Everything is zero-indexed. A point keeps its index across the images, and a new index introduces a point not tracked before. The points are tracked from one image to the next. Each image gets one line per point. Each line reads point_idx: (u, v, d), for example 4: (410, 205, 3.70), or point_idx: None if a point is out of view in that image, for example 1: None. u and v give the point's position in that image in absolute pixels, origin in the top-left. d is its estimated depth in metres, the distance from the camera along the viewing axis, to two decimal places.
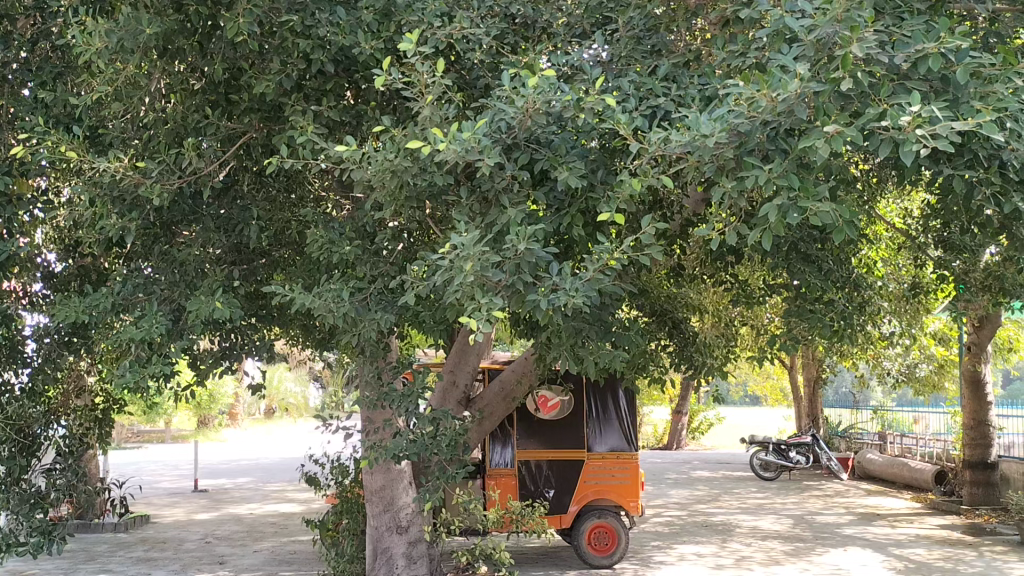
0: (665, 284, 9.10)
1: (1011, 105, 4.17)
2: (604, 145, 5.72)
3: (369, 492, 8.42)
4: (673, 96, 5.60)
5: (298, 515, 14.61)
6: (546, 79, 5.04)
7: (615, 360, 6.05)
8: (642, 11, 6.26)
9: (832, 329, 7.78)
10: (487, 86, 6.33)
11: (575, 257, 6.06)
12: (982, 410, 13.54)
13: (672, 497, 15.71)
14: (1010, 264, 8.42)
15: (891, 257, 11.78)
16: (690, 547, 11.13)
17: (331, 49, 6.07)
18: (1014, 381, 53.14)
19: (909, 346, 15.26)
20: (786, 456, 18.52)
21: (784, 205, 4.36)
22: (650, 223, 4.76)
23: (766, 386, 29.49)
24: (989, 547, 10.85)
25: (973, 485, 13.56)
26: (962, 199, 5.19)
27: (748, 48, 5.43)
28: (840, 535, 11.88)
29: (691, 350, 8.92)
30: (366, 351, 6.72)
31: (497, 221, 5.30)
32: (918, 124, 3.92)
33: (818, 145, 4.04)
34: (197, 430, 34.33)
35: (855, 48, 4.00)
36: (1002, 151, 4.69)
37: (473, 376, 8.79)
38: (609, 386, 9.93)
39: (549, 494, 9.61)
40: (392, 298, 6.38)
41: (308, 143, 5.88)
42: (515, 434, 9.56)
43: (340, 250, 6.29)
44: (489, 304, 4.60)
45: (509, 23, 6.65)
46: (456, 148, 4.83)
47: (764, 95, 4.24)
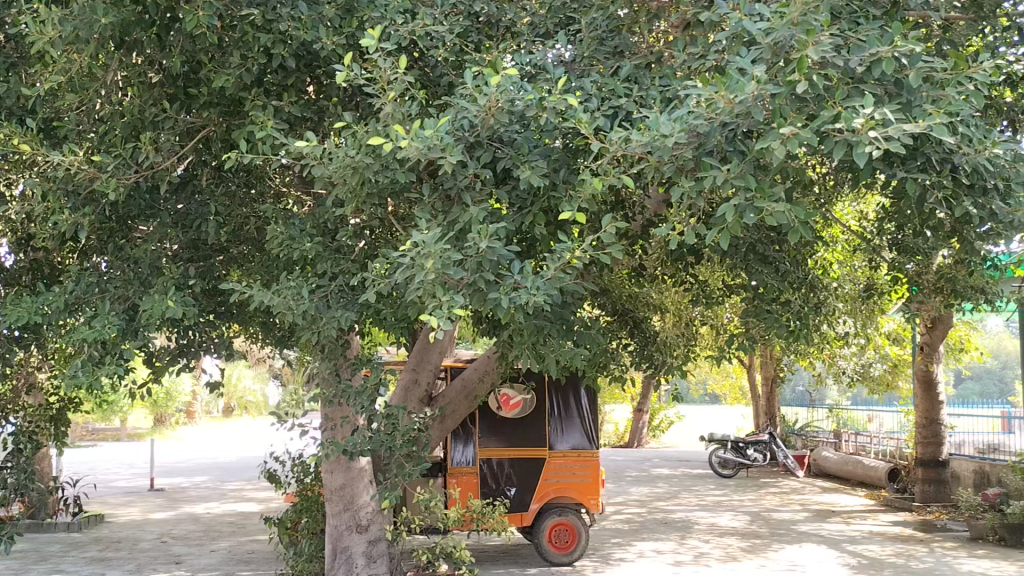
0: (626, 284, 9.16)
1: (961, 110, 4.28)
2: (567, 145, 5.72)
3: (329, 491, 8.37)
4: (634, 96, 5.64)
5: (255, 515, 14.41)
6: (508, 77, 5.04)
7: (576, 359, 6.06)
8: (605, 11, 6.27)
9: (788, 329, 7.92)
10: (451, 84, 6.30)
11: (536, 257, 6.09)
12: (934, 409, 13.80)
13: (633, 495, 15.80)
14: (960, 266, 8.62)
15: (847, 258, 11.94)
16: (649, 544, 11.22)
17: (293, 44, 6.03)
18: (965, 381, 54.30)
19: (863, 346, 15.53)
20: (744, 454, 18.67)
21: (741, 205, 4.41)
22: (611, 222, 4.82)
23: (725, 385, 29.82)
24: (940, 543, 11.10)
25: (925, 482, 13.85)
26: (915, 202, 5.31)
27: (708, 51, 5.52)
28: (795, 532, 12.06)
29: (651, 350, 8.89)
30: (326, 348, 6.69)
31: (459, 218, 5.29)
32: (871, 125, 4.01)
33: (773, 147, 4.11)
34: (153, 428, 33.69)
35: (810, 51, 4.08)
36: (953, 155, 4.82)
37: (435, 375, 8.76)
38: (570, 384, 9.98)
39: (510, 492, 9.62)
40: (353, 295, 6.35)
41: (268, 139, 5.83)
42: (476, 433, 9.56)
43: (300, 247, 6.24)
44: (450, 302, 4.61)
45: (473, 21, 6.59)
46: (418, 145, 4.84)
47: (722, 97, 4.31)
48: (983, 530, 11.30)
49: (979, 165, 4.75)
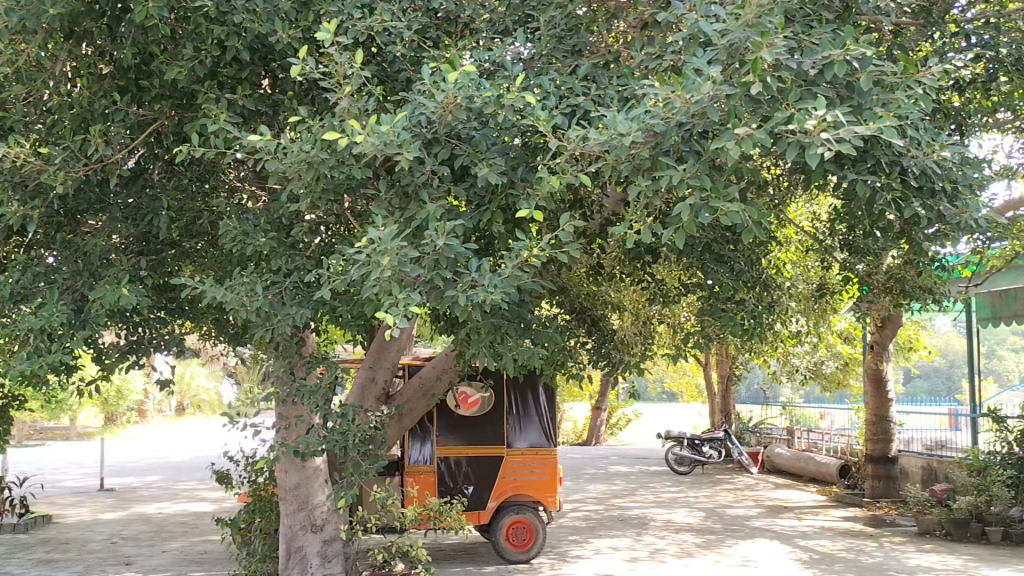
0: (583, 283, 9.19)
1: (909, 113, 4.37)
2: (525, 143, 5.70)
3: (283, 490, 8.28)
4: (592, 95, 5.64)
5: (208, 515, 14.18)
6: (467, 74, 5.03)
7: (534, 358, 6.05)
8: (564, 10, 6.27)
9: (743, 328, 8.04)
10: (409, 80, 6.24)
11: (494, 255, 6.06)
12: (883, 406, 14.07)
13: (591, 492, 15.88)
14: (909, 267, 8.78)
15: (801, 259, 12.10)
16: (606, 541, 11.27)
17: (247, 36, 5.97)
18: (915, 380, 55.46)
19: (816, 344, 15.81)
20: (699, 451, 18.89)
21: (696, 205, 4.45)
22: (568, 221, 4.84)
23: (682, 383, 30.11)
24: (889, 538, 11.33)
25: (874, 478, 14.13)
26: (865, 203, 5.40)
27: (665, 51, 5.60)
28: (749, 528, 12.23)
29: (609, 347, 8.90)
30: (280, 345, 6.63)
31: (416, 215, 5.25)
32: (823, 128, 4.07)
33: (728, 147, 4.15)
34: (104, 426, 32.96)
35: (764, 53, 4.14)
36: (902, 157, 4.93)
37: (392, 373, 8.68)
38: (529, 382, 9.95)
39: (468, 491, 9.59)
40: (308, 292, 6.27)
41: (221, 133, 5.74)
42: (434, 431, 9.52)
43: (254, 243, 6.15)
44: (406, 299, 4.58)
45: (432, 17, 6.51)
46: (374, 140, 4.81)
47: (679, 97, 4.37)
48: (930, 525, 11.56)
49: (927, 168, 4.90)
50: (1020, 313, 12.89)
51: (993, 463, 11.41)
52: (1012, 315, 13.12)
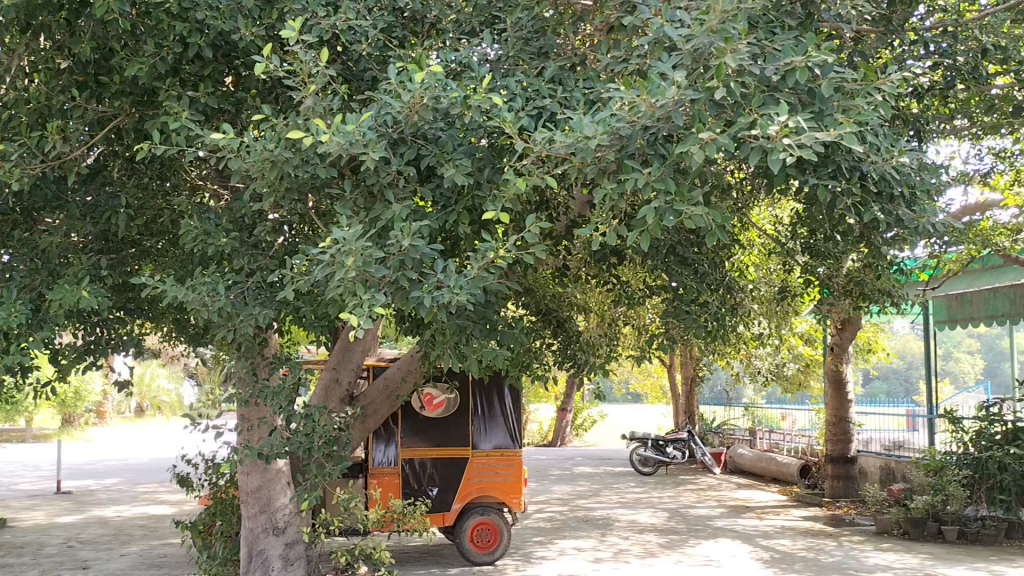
0: (549, 284, 9.16)
1: (869, 119, 4.44)
2: (491, 144, 5.69)
3: (244, 493, 8.18)
4: (558, 98, 5.64)
5: (168, 518, 13.96)
6: (433, 74, 5.00)
7: (500, 359, 6.03)
8: (530, 12, 6.27)
9: (706, 330, 8.12)
10: (374, 79, 6.22)
11: (460, 256, 6.03)
12: (843, 408, 14.29)
13: (555, 493, 15.90)
14: (869, 270, 8.93)
15: (763, 262, 12.07)
16: (570, 542, 11.31)
17: (210, 33, 5.94)
18: (874, 381, 56.37)
19: (778, 346, 16.02)
20: (663, 451, 19.04)
21: (661, 208, 4.48)
22: (534, 222, 4.85)
23: (646, 384, 30.29)
24: (848, 537, 11.51)
25: (834, 478, 14.33)
26: (826, 208, 5.48)
27: (630, 55, 5.63)
28: (712, 528, 12.35)
29: (575, 348, 8.95)
30: (242, 346, 6.57)
31: (382, 216, 5.22)
32: (785, 133, 4.12)
33: (692, 151, 4.19)
34: (61, 428, 32.29)
35: (728, 58, 4.19)
36: (862, 163, 5.03)
37: (356, 374, 8.62)
38: (494, 383, 9.94)
39: (432, 492, 9.56)
40: (271, 292, 6.20)
41: (182, 130, 5.65)
42: (398, 433, 9.47)
43: (216, 243, 6.08)
44: (371, 300, 4.56)
45: (398, 16, 6.47)
46: (339, 139, 4.78)
47: (644, 101, 4.39)
48: (888, 524, 11.76)
49: (887, 173, 5.03)
50: (975, 316, 13.19)
51: (948, 463, 11.62)
52: (968, 318, 13.41)
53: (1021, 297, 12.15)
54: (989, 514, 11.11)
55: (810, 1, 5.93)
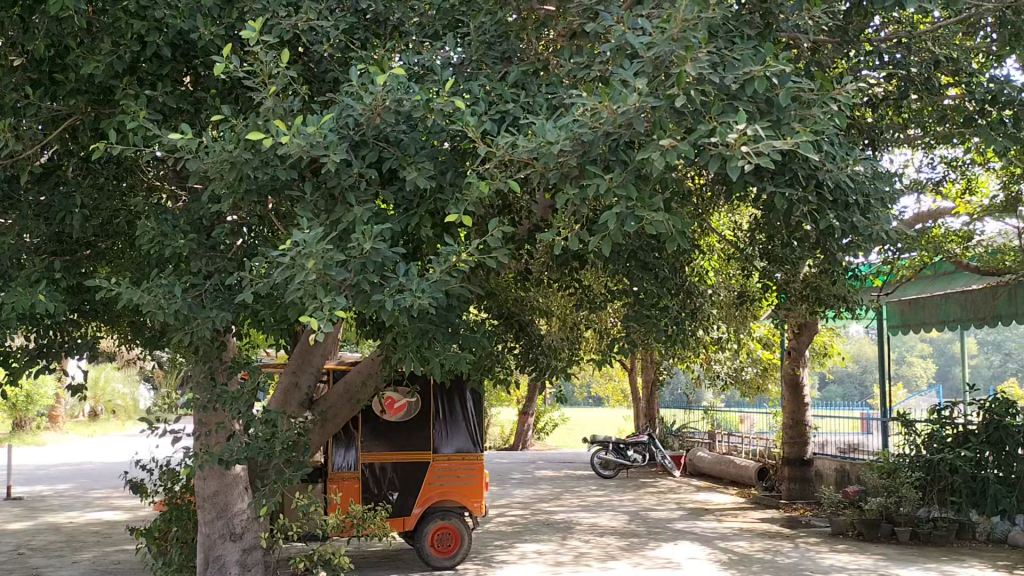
0: (511, 288, 8.95)
1: (824, 129, 4.56)
2: (454, 148, 5.67)
3: (201, 498, 8.07)
4: (521, 102, 5.65)
5: (122, 524, 13.70)
6: (395, 77, 5.07)
7: (462, 363, 6.02)
8: (493, 16, 6.25)
9: (668, 334, 8.19)
10: (336, 81, 6.20)
11: (421, 259, 5.99)
12: (799, 411, 14.53)
13: (516, 497, 15.91)
14: (825, 276, 9.09)
15: (723, 267, 12.23)
16: (531, 545, 11.32)
17: (169, 32, 5.90)
18: (830, 384, 57.31)
19: (737, 350, 16.22)
20: (624, 454, 19.17)
21: (622, 213, 4.51)
22: (498, 226, 4.90)
23: (608, 388, 30.47)
24: (804, 539, 11.68)
25: (790, 480, 14.53)
26: (783, 215, 5.57)
27: (592, 62, 5.67)
28: (671, 530, 12.46)
29: (537, 352, 9.01)
30: (200, 349, 6.52)
31: (343, 218, 5.18)
32: (743, 141, 4.20)
33: (653, 158, 4.25)
34: (11, 433, 31.51)
35: (688, 66, 4.27)
36: (818, 171, 5.12)
37: (316, 378, 8.54)
38: (456, 387, 9.88)
39: (392, 497, 9.52)
40: (229, 295, 6.12)
41: (139, 129, 5.57)
42: (359, 437, 9.41)
43: (173, 244, 5.99)
44: (332, 303, 4.53)
45: (360, 18, 6.44)
46: (300, 141, 4.77)
47: (606, 107, 4.46)
48: (843, 526, 11.97)
49: (842, 181, 5.13)
50: (928, 321, 13.49)
51: (902, 465, 11.87)
52: (920, 322, 13.70)
53: (973, 302, 12.43)
54: (941, 515, 11.44)
55: (768, 11, 6.03)
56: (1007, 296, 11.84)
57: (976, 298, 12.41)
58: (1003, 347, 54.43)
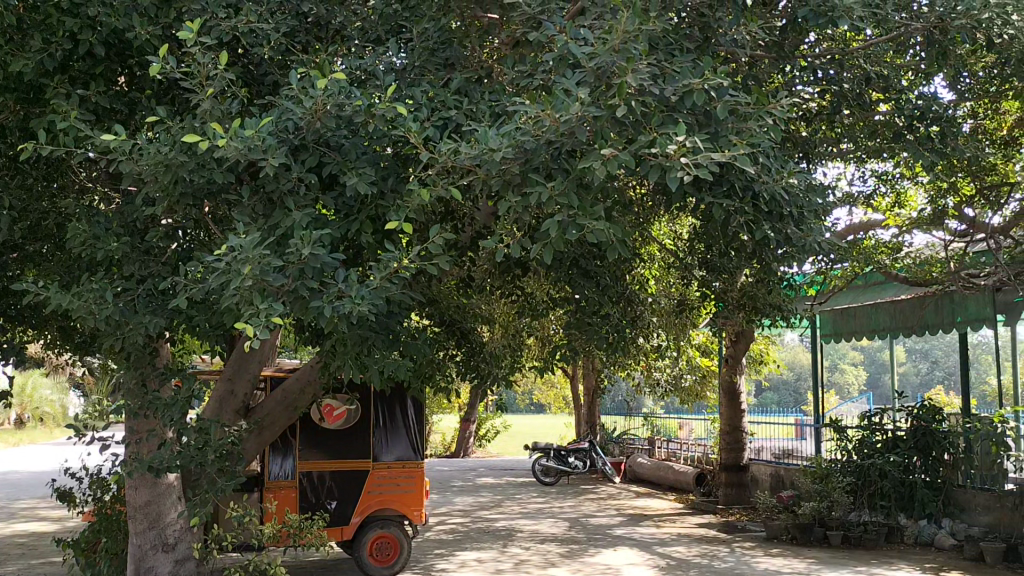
0: (454, 295, 8.95)
1: (761, 141, 4.67)
2: (396, 154, 5.62)
3: (132, 508, 7.85)
4: (464, 109, 5.63)
5: (49, 535, 13.24)
6: (335, 82, 5.01)
7: (402, 371, 5.97)
8: (437, 23, 6.17)
9: (608, 342, 8.25)
10: (276, 84, 6.11)
11: (362, 265, 5.91)
12: (736, 418, 14.79)
13: (457, 504, 15.85)
14: (761, 285, 9.29)
15: (663, 275, 12.36)
16: (471, 553, 11.27)
17: (102, 30, 5.73)
18: (766, 391, 58.47)
19: (676, 357, 16.45)
20: (565, 461, 19.27)
21: (564, 222, 4.54)
22: (438, 233, 4.85)
23: (549, 395, 30.61)
24: (739, 543, 11.88)
25: (728, 486, 14.76)
26: (721, 225, 5.68)
27: (535, 70, 5.70)
28: (611, 536, 12.54)
29: (478, 359, 8.96)
30: (132, 355, 6.35)
31: (281, 223, 5.09)
32: (682, 152, 4.28)
33: (595, 166, 4.28)
34: None
35: (629, 77, 4.34)
36: (754, 183, 5.23)
37: (253, 386, 8.37)
38: (396, 395, 9.79)
39: (330, 506, 9.40)
40: (163, 300, 5.98)
41: (71, 130, 5.39)
42: (296, 445, 9.29)
43: (105, 247, 5.83)
44: (268, 310, 4.45)
45: (301, 21, 6.38)
46: (237, 144, 4.70)
47: (549, 116, 4.49)
48: (778, 530, 12.12)
49: (777, 193, 5.26)
50: (859, 330, 13.86)
51: (834, 471, 12.26)
52: (852, 331, 14.07)
53: (901, 312, 12.90)
54: (871, 520, 11.61)
55: (707, 26, 6.15)
56: (934, 306, 12.30)
57: (904, 307, 12.89)
58: (930, 355, 56.28)
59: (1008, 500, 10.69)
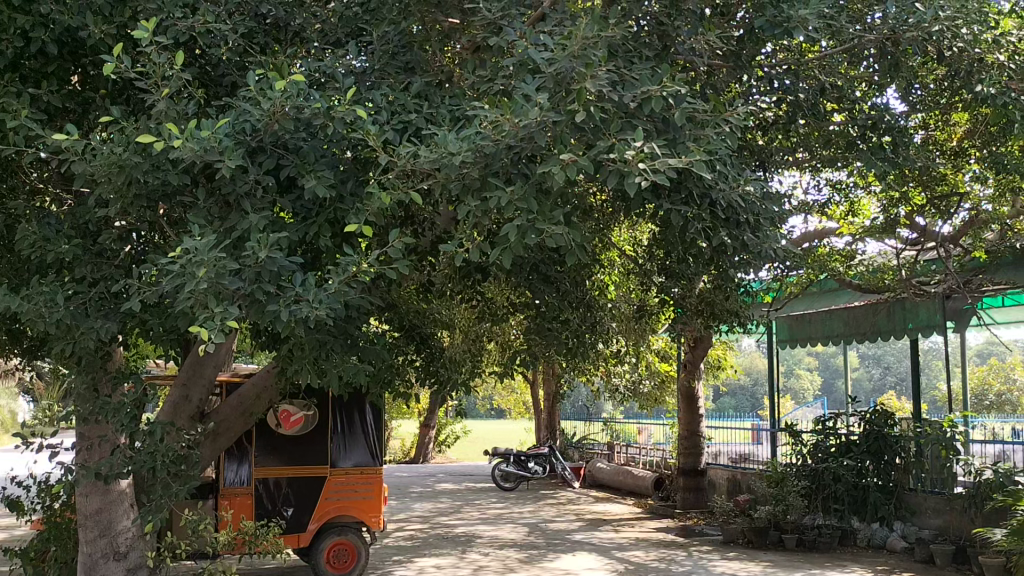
0: (414, 299, 8.90)
1: (717, 148, 4.73)
2: (356, 158, 5.59)
3: (83, 517, 7.67)
4: (424, 113, 5.61)
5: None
6: (294, 84, 4.95)
7: (360, 375, 5.92)
8: (397, 26, 6.14)
9: (568, 347, 8.27)
10: (234, 85, 6.05)
11: (320, 268, 5.85)
12: (694, 423, 14.94)
13: (416, 511, 15.76)
14: (719, 291, 9.40)
15: (623, 282, 12.43)
16: (430, 559, 11.22)
17: (55, 28, 5.62)
18: (724, 396, 59.12)
19: (636, 362, 16.58)
20: (525, 466, 19.27)
21: (523, 226, 4.55)
22: (398, 236, 4.83)
23: (509, 400, 30.61)
24: (697, 547, 11.99)
25: (686, 490, 14.90)
26: (679, 231, 5.74)
27: (496, 75, 5.72)
28: (570, 541, 12.57)
29: (437, 365, 8.91)
30: (83, 359, 6.22)
31: (237, 226, 5.03)
32: (640, 158, 4.32)
33: (553, 171, 4.29)
34: None
35: (588, 83, 4.37)
36: (711, 190, 5.29)
37: (208, 391, 8.22)
38: (355, 401, 9.71)
39: (287, 513, 9.29)
40: (115, 304, 5.87)
41: (21, 129, 5.27)
42: (252, 451, 9.17)
43: (55, 250, 5.72)
44: (223, 313, 4.39)
45: (259, 22, 6.32)
46: (193, 145, 4.63)
47: (508, 120, 4.50)
48: (734, 534, 12.27)
49: (734, 200, 5.33)
50: (813, 336, 14.01)
51: (789, 474, 12.41)
52: (806, 337, 14.21)
53: (855, 319, 13.13)
54: (824, 522, 11.87)
55: (665, 34, 6.22)
56: (886, 313, 12.53)
57: (858, 314, 13.14)
58: (883, 361, 57.42)
59: (957, 503, 10.93)
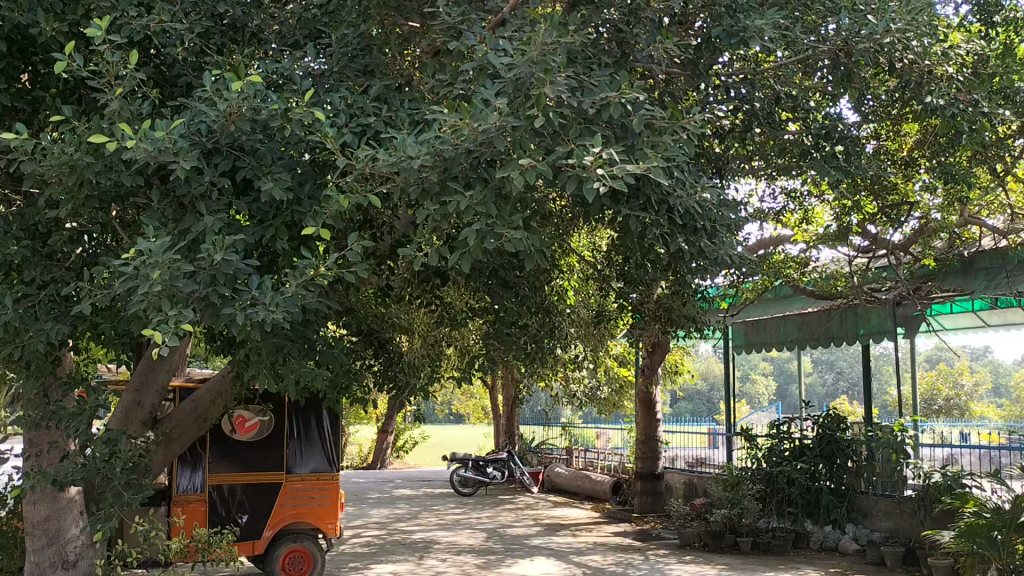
0: (373, 304, 8.84)
1: (675, 155, 4.77)
2: (314, 161, 5.55)
3: (30, 525, 7.48)
4: (382, 116, 5.59)
5: None
6: (251, 85, 4.90)
7: (317, 380, 5.86)
8: (356, 28, 6.08)
9: (526, 352, 8.27)
10: (190, 86, 5.98)
11: (276, 271, 5.79)
12: (652, 427, 15.03)
13: (374, 517, 15.63)
14: (676, 297, 9.49)
15: (583, 287, 12.49)
16: (387, 566, 11.13)
17: (5, 25, 5.48)
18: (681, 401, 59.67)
19: (595, 368, 16.65)
20: (483, 471, 19.25)
21: (482, 230, 4.54)
22: (356, 240, 4.80)
23: (469, 405, 30.53)
24: (654, 551, 12.08)
25: (643, 495, 14.96)
26: (637, 237, 5.77)
27: (456, 79, 5.72)
28: (528, 547, 12.57)
29: (396, 369, 8.84)
30: (32, 364, 6.08)
31: (192, 228, 4.96)
32: (599, 164, 4.35)
33: (512, 176, 4.29)
34: None
35: (547, 89, 4.40)
36: (669, 197, 5.34)
37: (161, 397, 8.07)
38: (311, 406, 9.60)
39: (242, 520, 9.17)
40: (65, 307, 5.74)
41: None
42: (206, 458, 9.02)
43: (2, 251, 5.57)
44: (178, 316, 4.32)
45: (216, 22, 6.26)
46: (147, 146, 4.55)
47: (467, 124, 4.50)
48: (691, 537, 12.39)
49: (692, 206, 5.38)
50: (769, 341, 14.25)
51: (744, 478, 12.57)
52: (762, 343, 14.44)
53: (808, 324, 13.35)
54: (778, 526, 12.05)
55: (624, 41, 6.28)
56: (839, 319, 12.80)
57: (812, 320, 13.36)
58: (836, 366, 58.45)
59: (907, 505, 11.17)
